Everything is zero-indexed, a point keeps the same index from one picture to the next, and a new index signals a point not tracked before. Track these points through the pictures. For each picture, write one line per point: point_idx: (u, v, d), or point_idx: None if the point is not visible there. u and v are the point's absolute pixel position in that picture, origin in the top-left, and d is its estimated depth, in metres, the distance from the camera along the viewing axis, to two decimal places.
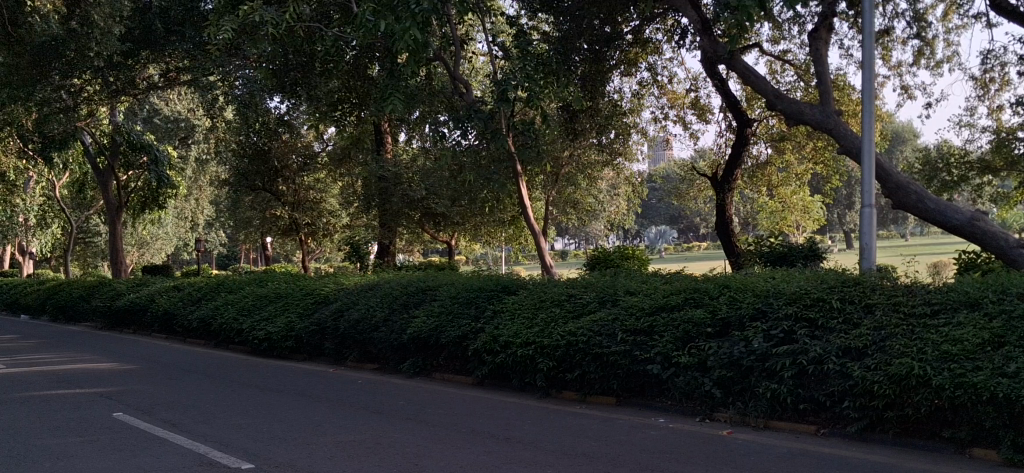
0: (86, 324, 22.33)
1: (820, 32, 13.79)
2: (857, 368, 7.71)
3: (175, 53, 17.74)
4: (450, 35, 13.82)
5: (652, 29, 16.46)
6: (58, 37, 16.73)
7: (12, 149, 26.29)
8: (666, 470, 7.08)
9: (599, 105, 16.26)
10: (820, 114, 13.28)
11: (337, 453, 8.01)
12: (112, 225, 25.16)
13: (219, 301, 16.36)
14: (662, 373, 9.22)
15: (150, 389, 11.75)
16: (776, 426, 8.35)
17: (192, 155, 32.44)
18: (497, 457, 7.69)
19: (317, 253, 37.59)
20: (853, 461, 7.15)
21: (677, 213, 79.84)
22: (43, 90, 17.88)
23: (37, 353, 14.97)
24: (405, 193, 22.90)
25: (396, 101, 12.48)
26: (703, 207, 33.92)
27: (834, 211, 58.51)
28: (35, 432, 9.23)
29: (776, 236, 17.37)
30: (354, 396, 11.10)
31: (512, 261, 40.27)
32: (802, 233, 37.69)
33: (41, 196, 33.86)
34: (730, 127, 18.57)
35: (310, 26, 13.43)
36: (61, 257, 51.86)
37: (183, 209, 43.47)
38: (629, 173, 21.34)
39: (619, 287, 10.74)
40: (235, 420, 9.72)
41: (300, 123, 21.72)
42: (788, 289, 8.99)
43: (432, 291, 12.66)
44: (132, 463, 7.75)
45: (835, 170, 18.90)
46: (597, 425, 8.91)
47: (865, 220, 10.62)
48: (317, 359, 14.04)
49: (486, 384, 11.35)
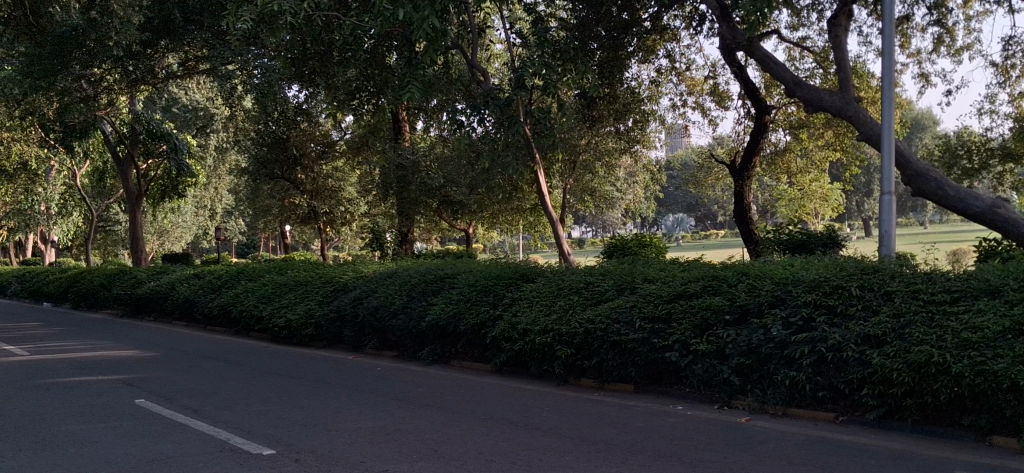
0: (108, 312, 22.52)
1: (839, 18, 13.62)
2: (877, 356, 7.68)
3: (195, 42, 17.74)
4: (467, 22, 13.71)
5: (670, 16, 16.27)
6: (78, 27, 16.65)
7: (34, 139, 26.37)
8: (683, 456, 7.10)
9: (617, 91, 16.21)
10: (838, 101, 13.14)
11: (357, 439, 8.08)
12: (132, 213, 25.26)
13: (239, 288, 16.45)
14: (681, 360, 9.24)
15: (171, 376, 11.85)
16: (794, 414, 8.36)
17: (212, 145, 32.67)
18: (515, 444, 7.74)
19: (335, 241, 37.64)
20: (874, 449, 7.15)
21: (695, 199, 79.59)
22: (63, 79, 17.91)
23: (60, 340, 15.10)
24: (423, 180, 22.79)
25: (415, 90, 12.42)
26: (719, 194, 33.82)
27: (853, 198, 58.35)
28: (59, 418, 9.35)
29: (795, 222, 17.25)
30: (374, 383, 11.17)
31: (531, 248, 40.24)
32: (823, 219, 37.48)
33: (63, 184, 34.02)
34: (749, 115, 18.41)
35: (329, 15, 13.38)
36: (82, 245, 52.31)
37: (202, 198, 43.74)
38: (647, 160, 21.27)
39: (638, 275, 10.76)
40: (256, 406, 9.82)
41: (317, 111, 21.72)
42: (807, 277, 9.00)
43: (451, 278, 12.70)
44: (155, 449, 7.85)
45: (854, 156, 18.66)
46: (616, 412, 8.94)
47: (885, 208, 10.61)
48: (337, 346, 14.11)
49: (504, 371, 11.38)
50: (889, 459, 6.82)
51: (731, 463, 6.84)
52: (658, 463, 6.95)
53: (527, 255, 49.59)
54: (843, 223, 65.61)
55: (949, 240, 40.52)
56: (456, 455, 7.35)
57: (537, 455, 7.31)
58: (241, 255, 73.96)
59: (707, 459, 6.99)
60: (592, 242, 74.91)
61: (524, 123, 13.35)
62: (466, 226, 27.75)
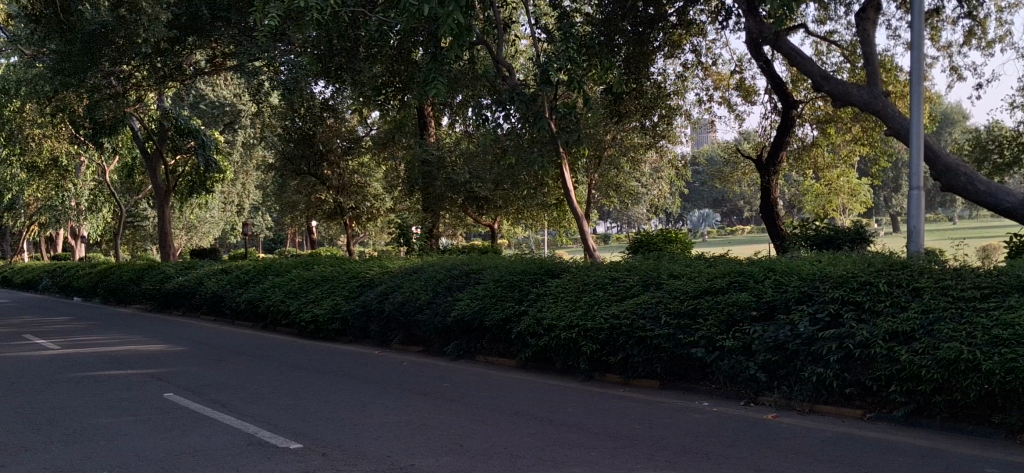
0: (137, 306, 22.73)
1: (867, 12, 13.48)
2: (904, 352, 7.61)
3: (222, 38, 17.83)
4: (492, 18, 13.71)
5: (696, 11, 16.16)
6: (107, 24, 16.72)
7: (64, 135, 26.62)
8: (707, 453, 7.09)
9: (643, 86, 16.15)
10: (866, 95, 13.03)
11: (383, 433, 8.13)
12: (161, 209, 25.47)
13: (266, 283, 16.57)
14: (706, 356, 9.22)
15: (200, 370, 11.96)
16: (821, 411, 8.33)
17: (239, 141, 32.86)
18: (540, 439, 7.76)
19: (360, 237, 37.80)
20: (902, 446, 7.09)
21: (721, 194, 79.23)
22: (93, 76, 18.07)
23: (90, 334, 15.26)
24: (448, 176, 22.97)
25: (440, 86, 12.42)
26: (745, 190, 33.66)
27: (880, 193, 58.03)
28: (90, 411, 9.47)
29: (822, 218, 17.12)
30: (400, 378, 11.23)
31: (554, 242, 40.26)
32: (849, 214, 37.18)
33: (92, 181, 34.33)
34: (775, 110, 18.28)
35: (355, 11, 13.40)
36: (111, 240, 52.84)
37: (230, 194, 44.05)
38: (672, 156, 21.19)
39: (663, 270, 10.73)
40: (283, 400, 9.90)
41: (344, 107, 21.79)
42: (834, 273, 8.93)
43: (476, 274, 12.73)
44: (184, 442, 7.93)
45: (883, 151, 18.48)
46: (641, 408, 8.93)
47: (913, 203, 10.52)
48: (363, 341, 14.19)
49: (530, 367, 11.40)
50: (917, 456, 6.77)
51: (758, 460, 6.82)
52: (684, 459, 6.93)
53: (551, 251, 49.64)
54: (872, 219, 65.14)
55: (976, 236, 40.18)
56: (482, 450, 7.38)
57: (563, 450, 7.32)
58: (268, 250, 74.39)
59: (732, 455, 6.98)
60: (617, 237, 74.77)
61: (549, 119, 13.33)
62: (492, 221, 27.79)
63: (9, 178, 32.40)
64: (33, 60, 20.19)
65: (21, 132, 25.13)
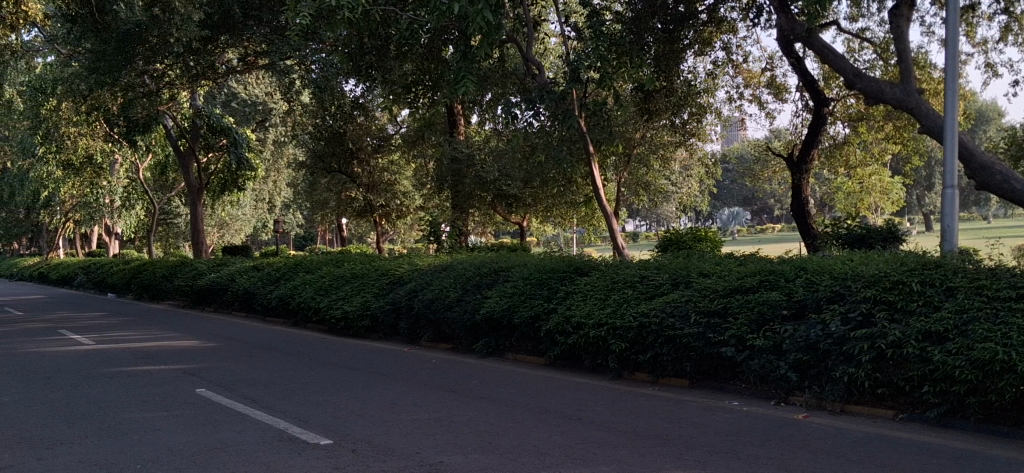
0: (170, 303, 22.96)
1: (901, 8, 13.33)
2: (938, 353, 7.52)
3: (255, 37, 17.98)
4: (522, 16, 13.70)
5: (727, 8, 16.07)
6: (142, 23, 16.90)
7: (100, 133, 26.93)
8: (738, 452, 7.05)
9: (673, 84, 16.10)
10: (900, 93, 12.90)
11: (413, 430, 8.17)
12: (194, 206, 25.73)
13: (297, 280, 16.69)
14: (737, 356, 9.17)
15: (231, 366, 12.08)
16: (852, 411, 8.28)
17: (271, 139, 33.12)
18: (569, 437, 7.76)
19: (389, 234, 37.98)
20: (937, 447, 7.02)
21: (752, 193, 78.81)
22: (128, 75, 18.29)
23: (124, 330, 15.44)
24: (477, 173, 23.01)
25: (470, 84, 12.45)
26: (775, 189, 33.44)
27: (913, 192, 57.57)
28: (125, 406, 9.59)
29: (854, 217, 16.97)
30: (430, 375, 11.28)
31: (581, 240, 40.24)
32: (880, 214, 36.86)
33: (126, 178, 34.71)
34: (807, 107, 18.12)
35: (385, 10, 13.45)
36: (145, 237, 53.45)
37: (261, 191, 44.43)
38: (702, 154, 21.07)
39: (693, 268, 10.69)
40: (314, 396, 9.97)
41: (374, 104, 21.87)
42: (866, 272, 8.84)
43: (506, 271, 12.74)
44: (216, 437, 8.01)
45: (916, 150, 18.27)
46: (672, 407, 8.91)
47: (947, 202, 10.40)
48: (393, 338, 14.25)
49: (559, 365, 11.41)
50: (952, 458, 6.70)
51: (788, 459, 6.78)
52: (714, 458, 6.91)
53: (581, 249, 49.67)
54: (905, 218, 64.53)
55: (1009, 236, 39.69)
56: (511, 448, 7.39)
57: (592, 449, 7.32)
58: (299, 248, 74.87)
59: (762, 455, 6.94)
60: (646, 236, 74.58)
61: (579, 116, 13.31)
62: (520, 219, 27.81)
63: (46, 176, 32.83)
64: (70, 60, 20.46)
65: (58, 130, 25.46)
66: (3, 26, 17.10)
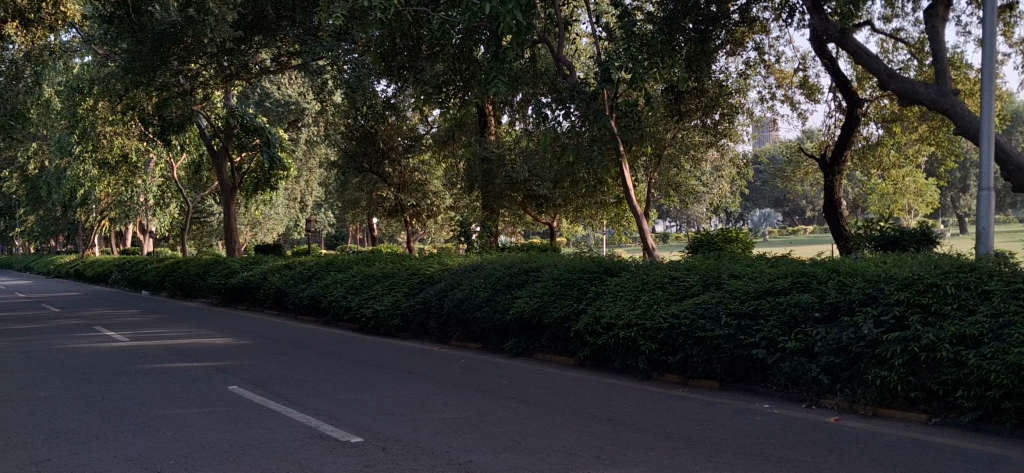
0: (203, 300, 23.18)
1: (936, 8, 13.18)
2: (972, 357, 7.43)
3: (288, 38, 18.15)
4: (552, 16, 13.71)
5: (759, 8, 15.99)
6: (176, 24, 17.11)
7: (135, 133, 27.25)
8: (769, 455, 7.00)
9: (704, 85, 16.06)
10: (935, 94, 12.77)
11: (443, 429, 8.19)
12: (227, 205, 25.96)
13: (328, 279, 16.79)
14: (768, 358, 9.11)
15: (264, 364, 12.18)
16: (885, 415, 8.21)
17: (303, 139, 33.35)
18: (598, 438, 7.75)
19: (420, 234, 38.12)
20: (971, 452, 6.94)
21: (784, 195, 78.38)
22: (162, 75, 18.56)
23: (158, 327, 15.60)
24: (507, 174, 23.08)
25: (501, 84, 12.48)
26: (807, 190, 33.23)
27: (948, 194, 57.07)
28: (158, 403, 9.70)
29: (887, 219, 16.81)
30: (459, 374, 11.32)
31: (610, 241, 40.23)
32: (913, 216, 36.57)
33: (160, 177, 35.08)
34: (840, 108, 17.97)
35: (417, 11, 13.52)
36: (179, 236, 54.02)
37: (294, 190, 44.76)
38: (733, 155, 20.98)
39: (724, 270, 10.63)
40: (344, 394, 10.04)
41: (406, 104, 21.97)
42: (899, 274, 8.75)
43: (536, 272, 12.74)
44: (248, 434, 8.08)
45: (951, 151, 18.08)
46: (701, 409, 8.87)
47: (983, 204, 10.26)
48: (423, 337, 14.31)
49: (588, 365, 11.39)
50: (986, 463, 6.62)
51: (820, 463, 6.74)
52: (744, 461, 6.87)
53: (610, 249, 49.64)
54: (939, 222, 63.88)
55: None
56: (540, 448, 7.39)
57: (621, 450, 7.31)
58: (330, 247, 75.40)
59: (792, 458, 6.91)
60: (677, 236, 74.38)
61: (610, 117, 13.29)
62: (551, 220, 27.82)
63: (83, 175, 33.26)
64: (107, 60, 20.75)
65: (94, 129, 25.77)
66: (42, 27, 17.39)
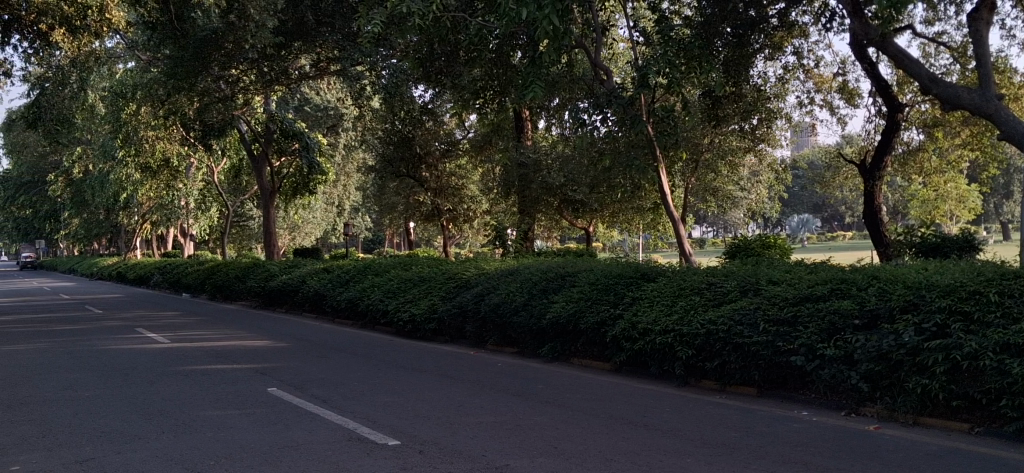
0: (242, 303, 23.40)
1: (980, 12, 12.99)
2: (1016, 365, 7.29)
3: (328, 43, 18.26)
4: (589, 21, 13.71)
5: (798, 12, 15.85)
6: (217, 29, 17.33)
7: (177, 137, 27.53)
8: (807, 463, 6.94)
9: (742, 90, 15.97)
10: (978, 98, 12.59)
11: (481, 433, 8.22)
12: (266, 208, 26.17)
13: (366, 283, 16.89)
14: (806, 365, 9.03)
15: (303, 366, 12.29)
16: (925, 423, 8.09)
17: (343, 142, 33.59)
18: (635, 443, 7.72)
19: (456, 238, 38.19)
20: (1016, 463, 6.82)
21: (823, 201, 77.75)
22: (204, 80, 19.08)
23: (200, 329, 15.79)
24: (544, 179, 23.09)
25: (537, 89, 12.49)
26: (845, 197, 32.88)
27: (992, 199, 56.25)
28: (199, 404, 9.82)
29: (927, 224, 16.60)
30: (496, 378, 11.34)
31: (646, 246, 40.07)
32: (954, 221, 36.06)
33: (201, 181, 35.44)
34: (881, 113, 17.76)
35: (454, 15, 13.58)
36: (219, 239, 54.56)
37: (333, 195, 45.08)
38: (771, 161, 20.79)
39: (761, 277, 10.55)
40: (382, 397, 10.10)
41: (443, 108, 22.04)
42: (941, 282, 8.58)
43: (572, 277, 12.72)
44: (287, 436, 8.16)
45: (994, 156, 17.84)
46: (739, 415, 8.81)
47: None
48: (459, 341, 14.35)
49: (624, 370, 11.36)
50: None
51: None
52: (782, 468, 6.82)
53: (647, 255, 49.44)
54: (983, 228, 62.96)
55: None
56: (577, 453, 7.39)
57: (658, 456, 7.28)
58: (368, 249, 75.81)
59: (832, 466, 6.83)
60: (714, 242, 73.90)
61: (647, 122, 13.26)
62: (586, 225, 27.75)
63: (126, 179, 33.69)
64: (150, 65, 20.99)
65: (137, 133, 26.11)
66: (88, 33, 17.60)
